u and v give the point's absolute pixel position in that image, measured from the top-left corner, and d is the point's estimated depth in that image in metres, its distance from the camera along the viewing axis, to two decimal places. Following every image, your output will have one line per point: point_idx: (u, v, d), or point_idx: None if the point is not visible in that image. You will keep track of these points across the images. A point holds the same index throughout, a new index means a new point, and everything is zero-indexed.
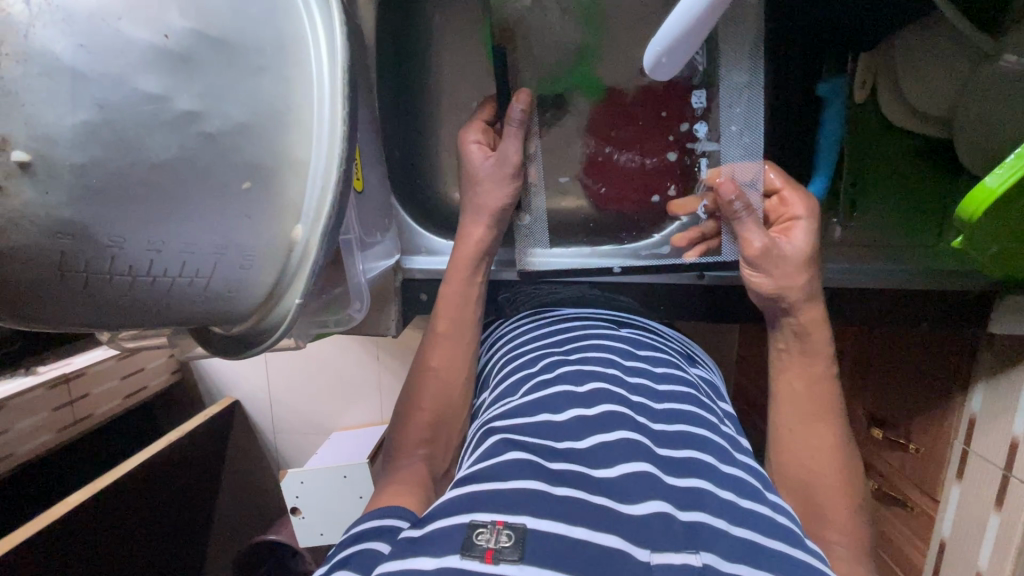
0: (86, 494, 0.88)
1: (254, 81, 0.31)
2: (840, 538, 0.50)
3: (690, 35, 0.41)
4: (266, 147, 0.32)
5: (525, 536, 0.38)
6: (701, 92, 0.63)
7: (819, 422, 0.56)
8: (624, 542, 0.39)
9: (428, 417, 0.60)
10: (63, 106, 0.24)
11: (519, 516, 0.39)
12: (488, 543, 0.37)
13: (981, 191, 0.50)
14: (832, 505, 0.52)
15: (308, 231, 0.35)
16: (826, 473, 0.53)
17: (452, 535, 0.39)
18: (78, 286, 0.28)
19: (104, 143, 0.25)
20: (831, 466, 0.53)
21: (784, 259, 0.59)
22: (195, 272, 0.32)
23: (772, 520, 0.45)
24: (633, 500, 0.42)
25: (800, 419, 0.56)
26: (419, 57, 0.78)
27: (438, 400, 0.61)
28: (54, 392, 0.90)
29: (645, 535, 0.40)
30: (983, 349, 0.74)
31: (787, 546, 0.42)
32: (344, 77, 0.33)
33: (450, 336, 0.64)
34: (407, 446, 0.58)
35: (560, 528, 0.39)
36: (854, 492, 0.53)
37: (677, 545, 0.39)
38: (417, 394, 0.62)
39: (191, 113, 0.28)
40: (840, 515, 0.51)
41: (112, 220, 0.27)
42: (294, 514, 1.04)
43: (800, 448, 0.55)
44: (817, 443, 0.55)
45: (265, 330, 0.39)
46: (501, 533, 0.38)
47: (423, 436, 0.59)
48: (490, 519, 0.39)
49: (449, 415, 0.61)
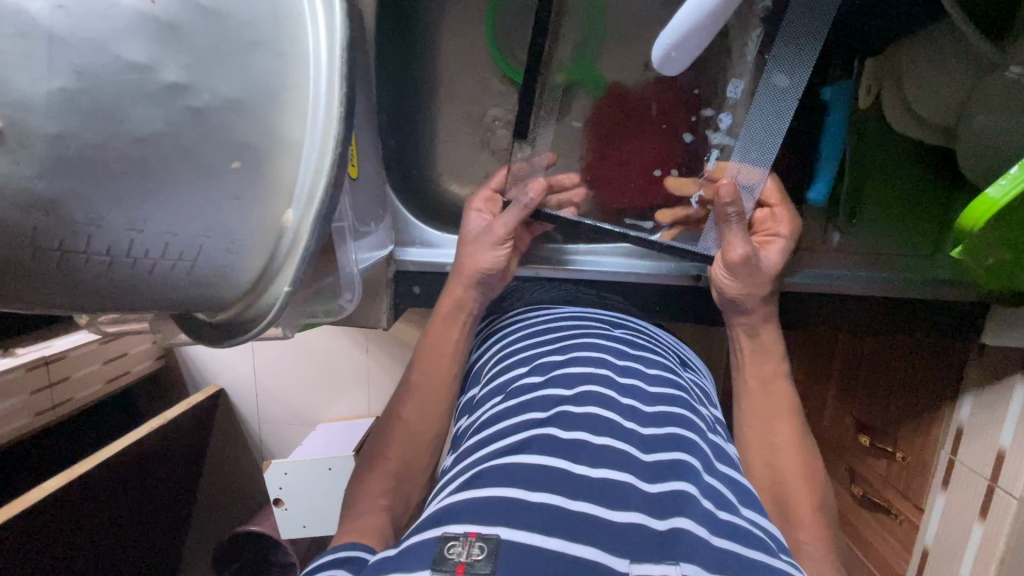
0: (62, 481, 0.85)
1: (246, 56, 0.29)
2: (809, 537, 0.53)
3: (701, 29, 0.40)
4: (257, 125, 0.30)
5: (498, 546, 0.37)
6: (741, 81, 0.58)
7: (778, 417, 0.61)
8: (598, 552, 0.38)
9: (393, 469, 0.57)
10: (38, 70, 0.23)
11: (494, 527, 0.39)
12: (460, 557, 0.36)
13: (983, 202, 0.49)
14: (797, 495, 0.56)
15: (299, 216, 0.33)
16: (791, 466, 0.58)
17: (423, 550, 0.38)
18: (53, 265, 0.27)
19: (82, 113, 0.24)
20: (792, 458, 0.58)
21: (758, 271, 0.63)
22: (178, 255, 0.31)
23: (751, 531, 0.44)
24: (616, 506, 0.41)
25: (759, 414, 0.62)
26: (419, 44, 0.76)
27: (405, 453, 0.59)
28: (32, 375, 0.88)
29: (625, 544, 0.39)
30: (973, 359, 0.74)
31: (768, 556, 0.42)
32: (342, 58, 0.32)
33: (421, 390, 0.63)
34: (369, 496, 0.54)
35: (537, 540, 0.38)
36: (816, 481, 0.57)
37: (659, 557, 0.38)
38: (383, 444, 0.59)
39: (178, 86, 0.26)
40: (805, 512, 0.55)
41: (90, 197, 0.25)
42: (276, 506, 1.03)
43: (760, 449, 0.60)
44: (775, 443, 0.59)
45: (251, 319, 0.38)
46: (474, 546, 0.37)
47: (387, 488, 0.56)
48: (462, 532, 0.39)
49: (412, 474, 0.59)
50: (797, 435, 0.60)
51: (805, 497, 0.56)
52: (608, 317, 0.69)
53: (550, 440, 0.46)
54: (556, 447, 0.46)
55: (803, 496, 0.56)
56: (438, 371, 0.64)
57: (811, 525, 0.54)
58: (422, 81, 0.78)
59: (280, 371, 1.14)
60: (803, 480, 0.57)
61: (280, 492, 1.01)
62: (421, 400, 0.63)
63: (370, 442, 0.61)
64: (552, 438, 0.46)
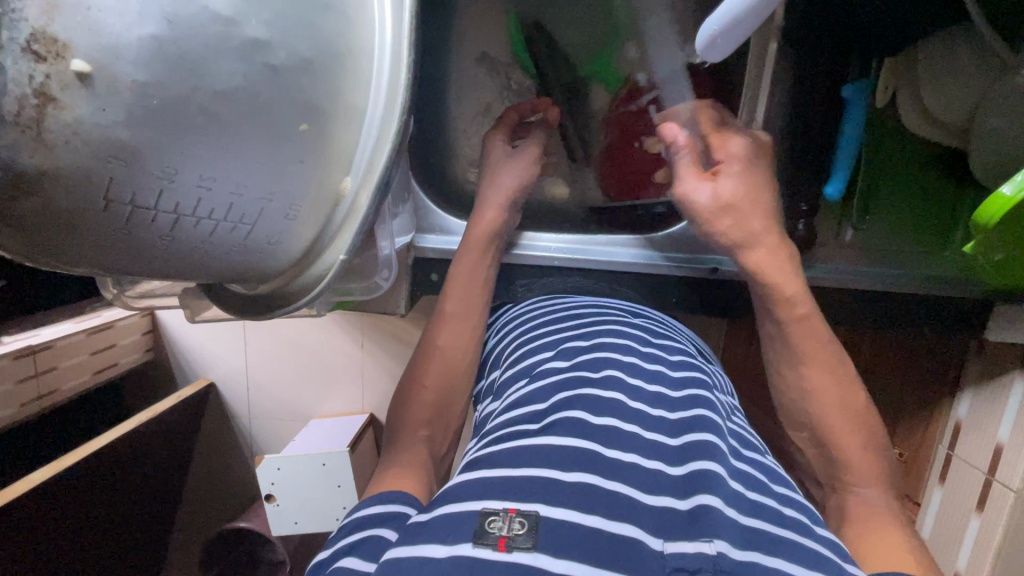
0: (50, 473, 0.83)
1: (320, 17, 0.29)
2: (863, 483, 0.50)
3: (744, 21, 0.41)
4: (326, 89, 0.30)
5: (538, 521, 0.37)
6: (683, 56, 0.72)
7: (815, 359, 0.54)
8: (638, 531, 0.38)
9: (432, 399, 0.58)
10: (130, 16, 0.22)
11: (532, 504, 0.38)
12: (501, 531, 0.36)
13: (997, 199, 0.51)
14: (844, 435, 0.52)
15: (358, 185, 0.33)
16: (833, 409, 0.53)
17: (462, 519, 0.38)
18: (121, 220, 0.26)
19: (169, 62, 0.24)
20: (835, 400, 0.53)
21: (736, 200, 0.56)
22: (239, 216, 0.30)
23: (780, 511, 0.43)
24: (650, 490, 0.41)
25: (793, 355, 0.55)
26: (442, 33, 0.76)
27: (442, 380, 0.59)
28: (19, 363, 0.85)
29: (657, 524, 0.39)
30: (973, 357, 0.76)
31: (797, 534, 0.41)
32: (411, 25, 0.31)
33: (459, 319, 0.62)
34: (410, 430, 0.55)
35: (573, 517, 0.38)
36: (863, 416, 0.53)
37: (691, 534, 0.38)
38: (420, 375, 0.60)
39: (258, 42, 0.26)
40: (857, 456, 0.51)
41: (168, 150, 0.25)
42: (268, 501, 1.01)
43: (798, 396, 0.55)
44: (816, 386, 0.54)
45: (296, 291, 0.38)
46: (514, 521, 0.37)
47: (426, 419, 0.57)
48: (501, 507, 0.38)
49: (451, 396, 0.59)
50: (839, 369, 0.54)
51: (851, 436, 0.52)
52: (625, 305, 0.69)
53: (581, 421, 0.46)
54: (586, 428, 0.45)
55: (852, 436, 0.52)
56: (473, 299, 0.64)
57: (864, 468, 0.50)
58: (445, 71, 0.78)
59: (269, 360, 1.12)
60: (849, 419, 0.53)
61: (271, 487, 1.00)
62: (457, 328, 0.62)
63: (406, 369, 0.61)
64: (580, 419, 0.46)
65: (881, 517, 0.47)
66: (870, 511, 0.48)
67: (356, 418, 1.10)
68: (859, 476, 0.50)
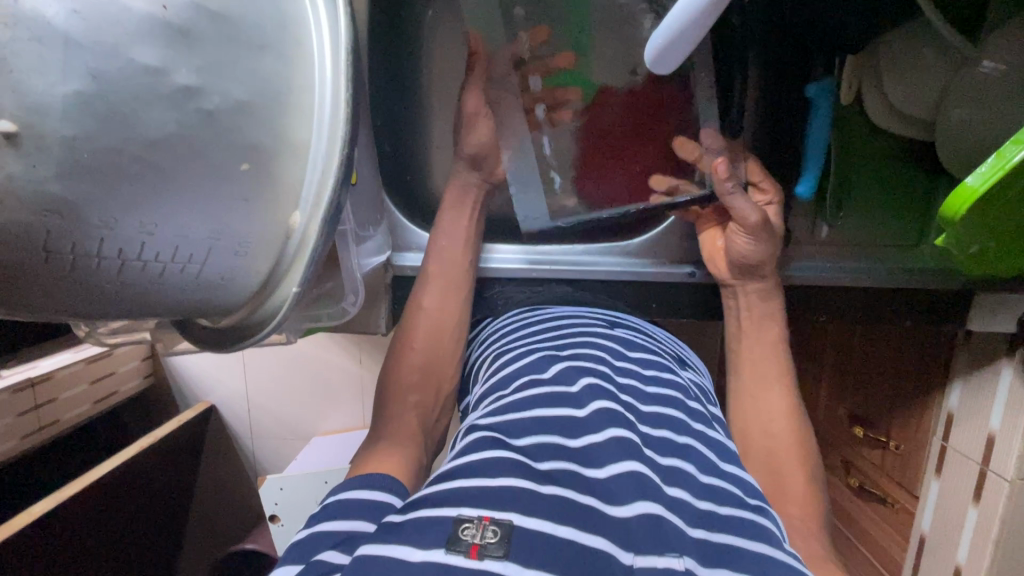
0: (47, 505, 0.83)
1: (254, 59, 0.30)
2: (797, 510, 0.53)
3: (690, 31, 0.42)
4: (267, 128, 0.31)
5: (511, 531, 0.36)
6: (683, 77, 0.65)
7: (770, 385, 0.61)
8: (611, 545, 0.37)
9: (421, 362, 0.61)
10: (52, 75, 0.23)
11: (507, 512, 0.37)
12: (474, 539, 0.35)
13: (962, 191, 0.47)
14: (785, 463, 0.56)
15: (306, 219, 0.34)
16: (778, 435, 0.58)
17: (435, 523, 0.37)
18: (63, 269, 0.27)
19: (96, 116, 0.24)
20: (781, 431, 0.58)
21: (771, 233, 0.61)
22: (187, 257, 0.31)
23: (753, 522, 0.43)
24: (619, 502, 0.40)
25: (757, 380, 0.62)
26: (412, 53, 0.77)
27: (429, 338, 0.62)
28: (18, 396, 0.85)
29: (628, 538, 0.38)
30: (959, 347, 0.74)
31: (768, 547, 0.41)
32: (348, 59, 0.32)
33: (440, 281, 0.65)
34: (401, 394, 0.58)
35: (545, 527, 0.37)
36: (807, 454, 0.57)
37: (661, 548, 0.37)
38: (409, 337, 0.62)
39: (190, 89, 0.27)
40: (795, 485, 0.54)
41: (102, 200, 0.26)
42: (272, 522, 1.01)
43: (756, 415, 0.60)
44: (771, 408, 0.60)
45: (256, 323, 0.38)
46: (488, 529, 0.36)
47: (416, 380, 0.59)
48: (477, 513, 0.37)
49: (438, 362, 0.62)
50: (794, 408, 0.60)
51: (793, 468, 0.56)
52: (604, 314, 0.68)
53: (556, 445, 0.45)
54: (559, 448, 0.44)
55: (794, 470, 0.55)
56: (453, 261, 0.67)
57: (799, 495, 0.54)
58: (414, 86, 0.78)
59: (267, 382, 1.13)
60: (793, 457, 0.56)
61: (276, 508, 0.99)
62: (442, 291, 0.65)
63: (398, 329, 0.65)
64: (557, 444, 0.45)
65: (811, 543, 0.50)
66: (798, 536, 0.50)
67: (358, 433, 1.10)
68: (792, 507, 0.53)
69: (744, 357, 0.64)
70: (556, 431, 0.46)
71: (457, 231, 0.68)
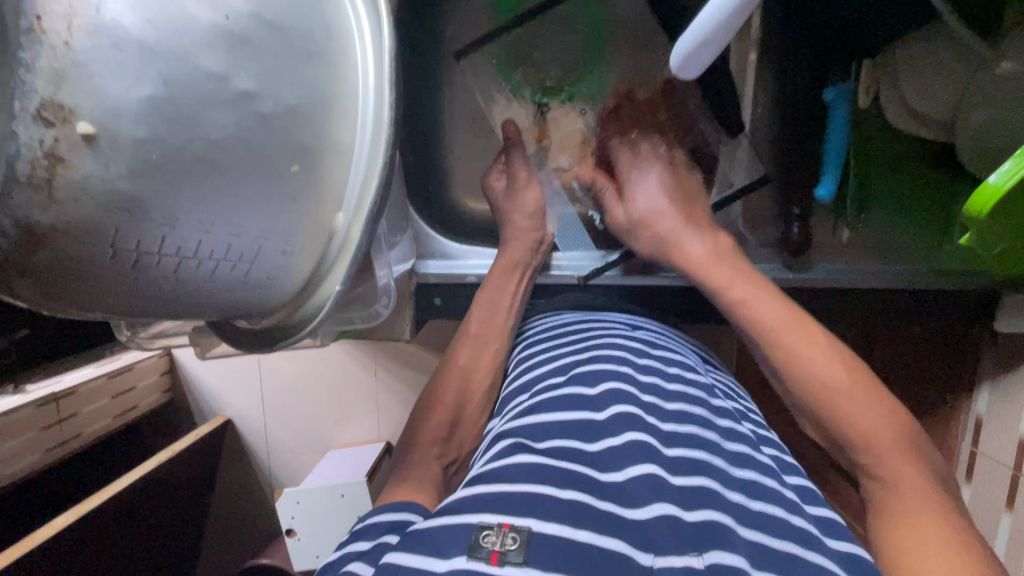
0: (72, 515, 0.83)
1: (306, 65, 0.31)
2: (902, 467, 0.46)
3: (715, 36, 0.43)
4: (315, 131, 0.32)
5: (530, 538, 0.36)
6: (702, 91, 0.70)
7: (797, 327, 0.53)
8: (626, 546, 0.37)
9: (447, 416, 0.59)
10: (129, 80, 0.25)
11: (525, 518, 0.37)
12: (493, 546, 0.35)
13: (985, 190, 0.48)
14: (846, 405, 0.49)
15: (349, 219, 0.35)
16: (822, 384, 0.51)
17: (455, 532, 0.37)
18: (126, 266, 0.28)
19: (166, 119, 0.26)
20: (828, 371, 0.51)
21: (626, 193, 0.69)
22: (238, 256, 0.32)
23: (786, 521, 0.41)
24: (639, 504, 0.40)
25: (783, 326, 0.53)
26: (434, 67, 0.80)
27: (457, 395, 0.61)
28: (42, 410, 0.87)
29: (648, 539, 0.38)
30: (987, 351, 0.73)
31: (800, 548, 0.39)
32: (390, 63, 0.33)
33: (479, 340, 0.65)
34: (421, 445, 0.56)
35: (565, 531, 0.36)
36: (875, 393, 0.49)
37: (681, 548, 0.37)
38: (439, 390, 0.62)
39: (248, 94, 0.29)
40: (880, 434, 0.47)
41: (167, 197, 0.27)
42: (289, 536, 1.01)
43: (801, 362, 0.52)
44: (811, 351, 0.52)
45: (293, 326, 0.39)
46: (507, 536, 0.36)
47: (439, 432, 0.57)
48: (496, 520, 0.37)
49: (467, 417, 0.61)
50: (823, 337, 0.53)
51: (858, 411, 0.49)
52: (624, 318, 0.68)
53: (573, 450, 0.44)
54: (583, 454, 0.44)
55: (857, 409, 0.49)
56: (495, 321, 0.66)
57: (891, 446, 0.47)
58: (437, 100, 0.81)
59: (289, 397, 1.14)
60: (847, 393, 0.49)
61: (292, 522, 1.00)
62: (475, 350, 0.65)
63: (427, 386, 0.63)
64: (575, 448, 0.45)
65: (920, 509, 0.43)
66: (913, 499, 0.44)
67: (375, 446, 1.10)
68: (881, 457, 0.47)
69: (739, 314, 0.56)
70: (584, 439, 0.46)
71: (500, 292, 0.67)
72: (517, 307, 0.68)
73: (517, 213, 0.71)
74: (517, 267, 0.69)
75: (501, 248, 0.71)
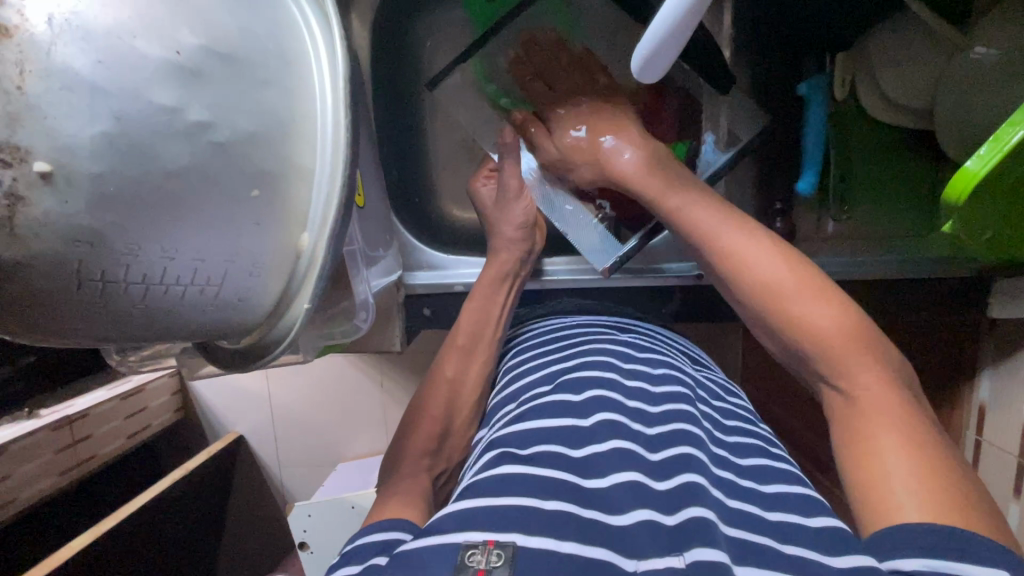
0: (87, 537, 0.85)
1: (260, 93, 0.32)
2: (862, 373, 0.44)
3: (676, 35, 0.43)
4: (274, 155, 0.33)
5: (516, 553, 0.35)
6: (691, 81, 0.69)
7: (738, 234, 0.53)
8: (611, 554, 0.36)
9: (437, 428, 0.59)
10: (81, 119, 0.26)
11: (509, 534, 0.37)
12: (479, 565, 0.35)
13: (962, 175, 0.47)
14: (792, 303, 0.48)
15: (314, 239, 0.36)
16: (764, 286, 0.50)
17: (441, 553, 0.36)
18: (93, 295, 0.29)
19: (120, 152, 0.27)
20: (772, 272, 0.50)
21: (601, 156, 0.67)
22: (206, 279, 0.33)
23: (768, 520, 0.41)
24: (620, 511, 0.40)
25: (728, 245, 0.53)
26: (413, 83, 0.81)
27: (445, 404, 0.61)
28: (57, 434, 0.88)
29: (631, 545, 0.37)
30: (986, 338, 0.71)
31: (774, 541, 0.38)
32: (345, 86, 0.35)
33: (465, 350, 0.65)
34: (410, 456, 0.56)
35: (551, 545, 0.36)
36: (817, 282, 0.48)
37: (663, 551, 0.37)
38: (427, 401, 0.62)
39: (203, 124, 0.30)
40: (823, 328, 0.46)
41: (130, 228, 0.28)
42: (302, 549, 1.02)
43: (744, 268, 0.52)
44: (752, 251, 0.52)
45: (267, 346, 0.39)
46: (493, 553, 0.35)
47: (426, 442, 0.58)
48: (482, 539, 0.37)
49: (455, 426, 0.61)
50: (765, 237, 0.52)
51: (804, 306, 0.48)
52: (612, 321, 0.68)
53: (558, 455, 0.44)
54: (565, 459, 0.44)
55: (805, 307, 0.47)
56: (485, 333, 0.66)
57: (843, 342, 0.45)
58: (418, 114, 0.82)
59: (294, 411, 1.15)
60: (796, 295, 0.48)
61: (304, 535, 1.01)
62: (463, 360, 0.65)
63: (414, 401, 0.63)
64: (558, 452, 0.45)
65: (882, 411, 0.42)
66: (872, 407, 0.43)
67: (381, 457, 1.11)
68: (850, 367, 0.45)
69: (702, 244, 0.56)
70: (568, 444, 0.46)
71: (488, 303, 0.68)
72: (505, 318, 0.69)
73: (505, 223, 0.71)
74: (500, 281, 0.69)
75: (489, 259, 0.71)
